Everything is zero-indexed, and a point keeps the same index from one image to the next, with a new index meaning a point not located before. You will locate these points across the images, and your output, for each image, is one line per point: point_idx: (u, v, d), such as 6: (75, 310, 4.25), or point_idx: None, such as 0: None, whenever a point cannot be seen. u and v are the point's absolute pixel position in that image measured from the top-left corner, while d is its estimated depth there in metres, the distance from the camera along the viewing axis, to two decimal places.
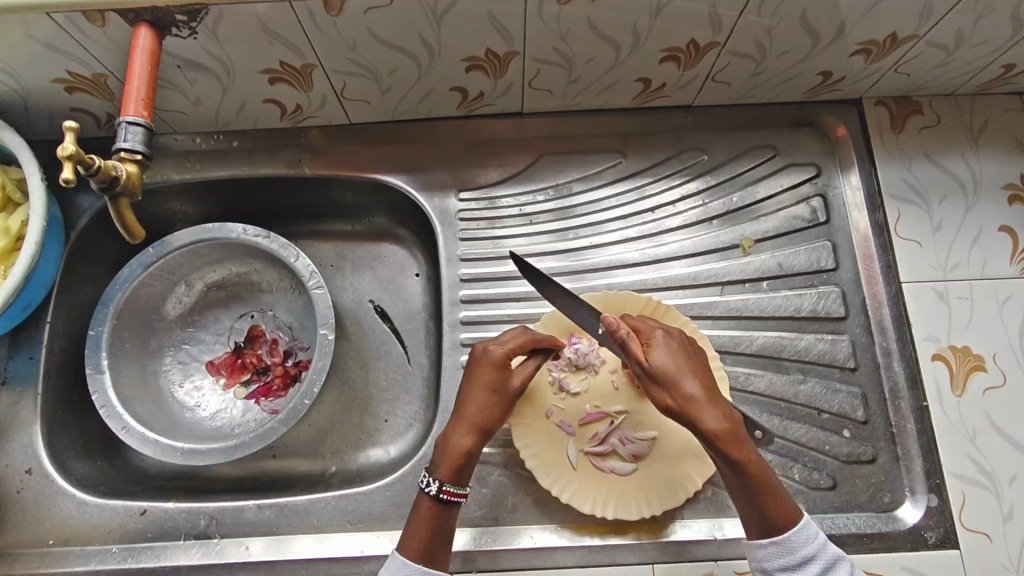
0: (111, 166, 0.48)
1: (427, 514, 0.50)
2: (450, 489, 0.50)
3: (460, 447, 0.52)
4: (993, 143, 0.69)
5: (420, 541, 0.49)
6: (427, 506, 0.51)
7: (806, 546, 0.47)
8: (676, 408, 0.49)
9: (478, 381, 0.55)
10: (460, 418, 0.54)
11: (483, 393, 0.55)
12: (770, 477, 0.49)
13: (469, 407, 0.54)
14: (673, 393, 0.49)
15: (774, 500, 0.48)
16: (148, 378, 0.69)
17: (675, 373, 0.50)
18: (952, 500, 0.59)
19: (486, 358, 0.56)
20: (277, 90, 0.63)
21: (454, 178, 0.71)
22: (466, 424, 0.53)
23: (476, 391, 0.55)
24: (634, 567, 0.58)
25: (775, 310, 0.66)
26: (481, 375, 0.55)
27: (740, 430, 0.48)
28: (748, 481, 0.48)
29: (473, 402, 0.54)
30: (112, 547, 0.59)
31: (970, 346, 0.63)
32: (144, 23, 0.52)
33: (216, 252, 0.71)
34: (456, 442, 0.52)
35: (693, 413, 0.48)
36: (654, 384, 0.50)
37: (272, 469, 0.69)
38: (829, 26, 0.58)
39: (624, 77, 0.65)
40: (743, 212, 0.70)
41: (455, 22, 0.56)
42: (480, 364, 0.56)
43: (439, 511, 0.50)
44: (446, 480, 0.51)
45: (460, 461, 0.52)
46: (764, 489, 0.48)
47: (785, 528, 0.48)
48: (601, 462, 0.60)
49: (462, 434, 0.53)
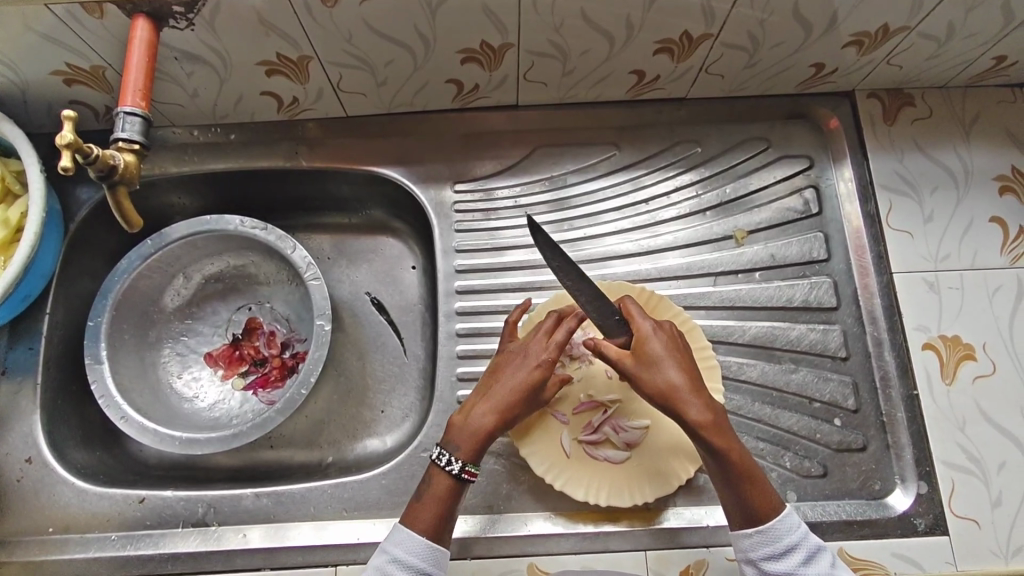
0: (109, 155, 0.49)
1: (443, 491, 0.50)
2: (471, 469, 0.51)
3: (485, 434, 0.51)
4: (984, 136, 0.70)
5: (433, 515, 0.49)
6: (445, 483, 0.50)
7: (791, 533, 0.48)
8: (660, 397, 0.50)
9: (526, 379, 0.53)
10: (494, 406, 0.52)
11: (522, 393, 0.53)
12: (753, 465, 0.50)
13: (506, 400, 0.52)
14: (658, 381, 0.50)
15: (754, 489, 0.49)
16: (146, 369, 0.70)
17: (659, 361, 0.50)
18: (941, 487, 0.60)
19: (534, 362, 0.54)
20: (274, 82, 0.63)
21: (449, 170, 0.72)
22: (496, 415, 0.52)
23: (517, 388, 0.53)
24: (628, 553, 0.58)
25: (768, 300, 0.67)
26: (529, 375, 0.53)
27: (723, 418, 0.49)
28: (730, 469, 0.49)
29: (511, 394, 0.53)
30: (111, 534, 0.60)
31: (960, 336, 0.64)
32: (142, 14, 0.52)
33: (214, 245, 0.72)
34: (483, 428, 0.51)
35: (676, 402, 0.49)
36: (639, 373, 0.51)
37: (270, 459, 0.69)
38: (820, 18, 0.59)
39: (618, 70, 0.66)
40: (736, 203, 0.71)
41: (450, 14, 0.56)
42: (533, 364, 0.54)
43: (455, 489, 0.50)
44: (467, 463, 0.51)
45: (480, 448, 0.51)
46: (746, 478, 0.49)
47: (767, 517, 0.49)
48: (595, 451, 0.61)
49: (492, 422, 0.52)
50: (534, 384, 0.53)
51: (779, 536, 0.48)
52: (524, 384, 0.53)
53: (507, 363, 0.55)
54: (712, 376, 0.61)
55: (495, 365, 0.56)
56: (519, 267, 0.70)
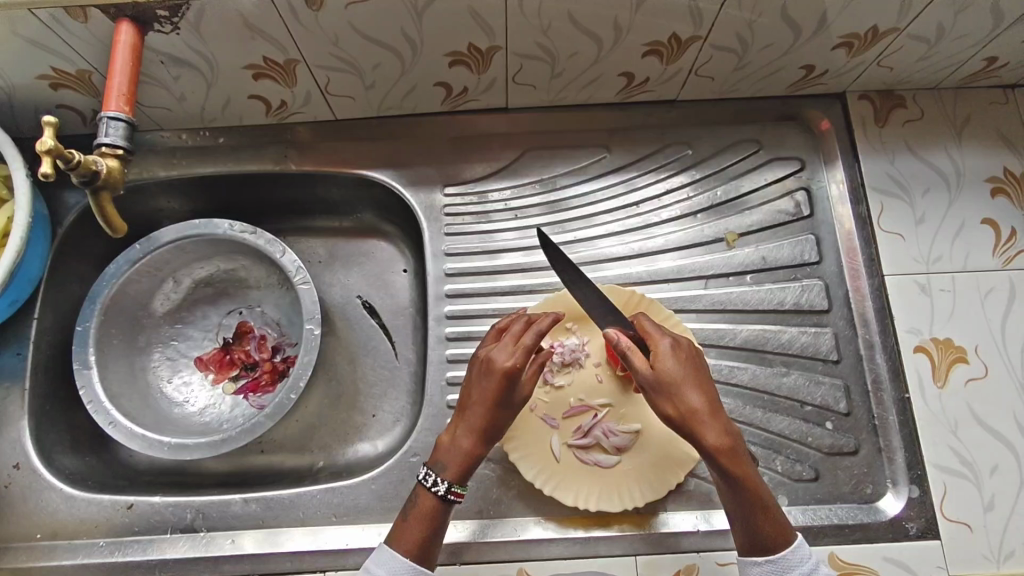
0: (91, 161, 0.49)
1: (428, 511, 0.50)
2: (457, 490, 0.51)
3: (469, 455, 0.51)
4: (975, 137, 0.69)
5: (418, 535, 0.49)
6: (430, 504, 0.50)
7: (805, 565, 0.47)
8: (677, 420, 0.48)
9: (492, 391, 0.51)
10: (470, 426, 0.52)
11: (496, 405, 0.52)
12: (764, 492, 0.49)
13: (483, 417, 0.51)
14: (676, 403, 0.48)
15: (764, 516, 0.48)
16: (136, 374, 0.69)
17: (679, 383, 0.49)
18: (933, 491, 0.59)
19: (494, 368, 0.52)
20: (262, 85, 0.63)
21: (439, 173, 0.72)
22: (475, 433, 0.52)
23: (488, 403, 0.51)
24: (617, 558, 0.58)
25: (759, 303, 0.67)
26: (494, 385, 0.51)
27: (740, 444, 0.48)
28: (743, 496, 0.48)
29: (483, 411, 0.51)
30: (99, 540, 0.60)
31: (952, 338, 0.63)
32: (126, 19, 0.52)
33: (204, 249, 0.72)
34: (466, 449, 0.51)
35: (693, 426, 0.47)
36: (656, 392, 0.49)
37: (260, 464, 0.69)
38: (809, 19, 0.58)
39: (607, 72, 0.66)
40: (728, 205, 0.70)
41: (437, 17, 0.56)
42: (496, 375, 0.51)
43: (440, 510, 0.50)
44: (454, 483, 0.51)
45: (466, 468, 0.52)
46: (756, 505, 0.48)
47: (776, 547, 0.48)
48: (585, 455, 0.60)
49: (473, 443, 0.52)
50: (502, 395, 0.51)
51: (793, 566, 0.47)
52: (493, 395, 0.51)
53: (477, 376, 0.53)
54: None
55: (467, 377, 0.54)
56: (510, 270, 0.69)
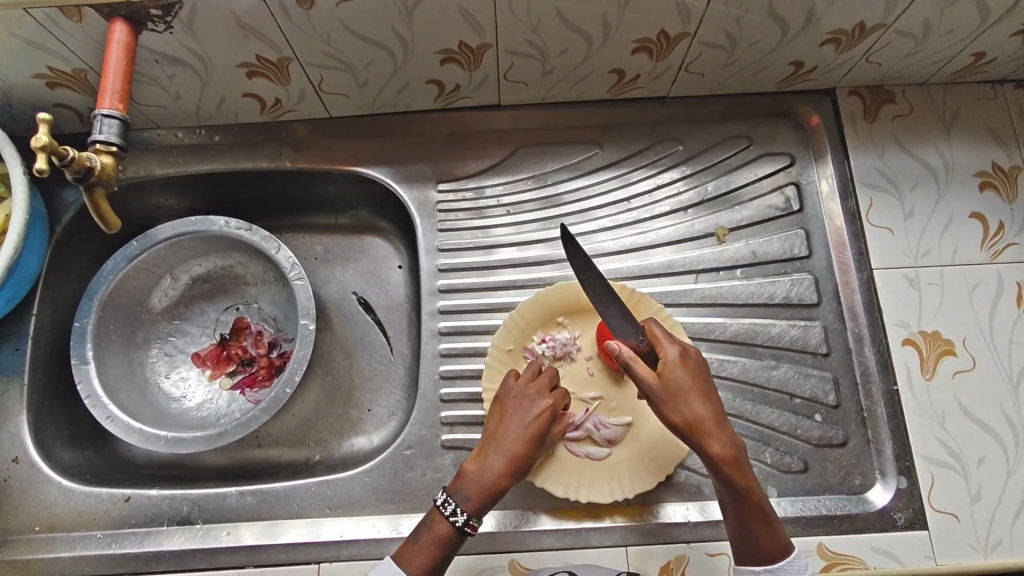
0: (85, 157, 0.50)
1: (441, 537, 0.50)
2: (475, 523, 0.51)
3: (495, 486, 0.52)
4: (964, 132, 0.70)
5: (427, 559, 0.49)
6: (445, 531, 0.50)
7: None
8: (683, 429, 0.50)
9: (531, 429, 0.54)
10: (504, 456, 0.53)
11: (530, 441, 0.54)
12: (763, 501, 0.50)
13: (520, 449, 0.53)
14: (683, 412, 0.50)
15: (761, 526, 0.50)
16: (134, 370, 0.70)
17: (684, 392, 0.50)
18: (921, 482, 0.60)
19: (535, 410, 0.55)
20: (256, 84, 0.64)
21: (433, 170, 0.72)
22: (506, 466, 0.52)
23: (524, 437, 0.54)
24: (609, 549, 0.59)
25: (749, 297, 0.67)
26: (532, 425, 0.54)
27: (744, 455, 0.50)
28: (745, 506, 0.49)
29: (520, 442, 0.53)
30: (96, 533, 0.61)
31: (940, 331, 0.64)
32: (120, 18, 0.53)
33: (201, 246, 0.73)
34: (493, 480, 0.52)
35: (700, 435, 0.49)
36: (662, 400, 0.50)
37: (257, 458, 0.70)
38: (796, 15, 0.59)
39: (597, 69, 0.66)
40: (719, 201, 0.71)
41: (427, 15, 0.57)
42: (536, 411, 0.55)
43: (454, 539, 0.50)
44: (472, 515, 0.51)
45: (489, 500, 0.52)
46: (755, 514, 0.49)
47: (772, 557, 0.49)
48: (577, 447, 0.61)
49: (506, 475, 0.52)
50: (539, 431, 0.54)
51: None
52: (530, 432, 0.54)
53: (510, 408, 0.56)
54: None
55: (496, 411, 0.56)
56: (503, 265, 0.70)
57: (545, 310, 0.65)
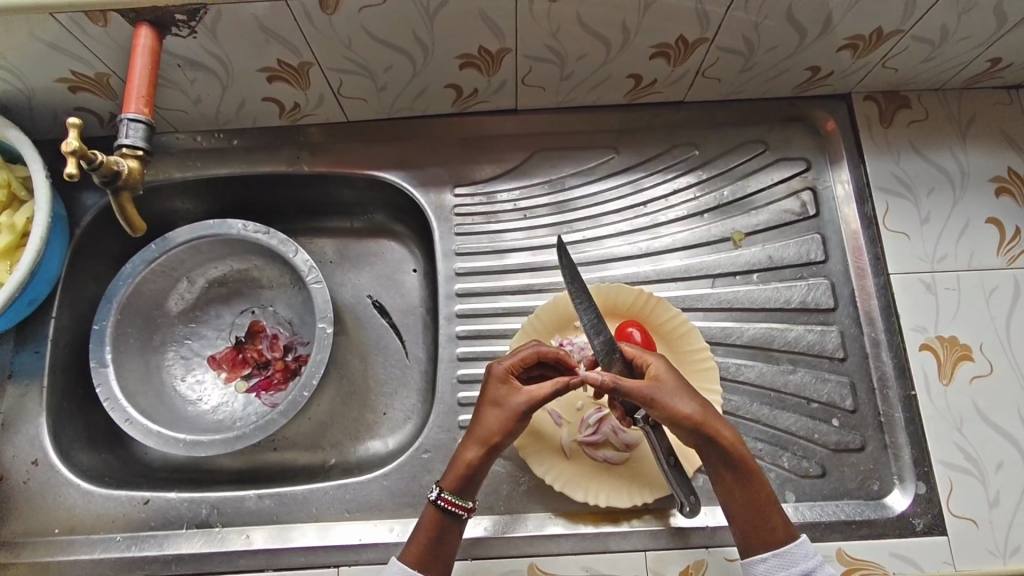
0: (113, 162, 0.50)
1: (429, 520, 0.52)
2: (448, 497, 0.51)
3: (465, 462, 0.52)
4: (979, 138, 0.70)
5: (417, 543, 0.51)
6: (430, 514, 0.52)
7: (805, 561, 0.49)
8: (694, 424, 0.51)
9: (488, 398, 0.54)
10: (470, 433, 0.53)
11: (488, 407, 0.53)
12: (766, 485, 0.52)
13: (481, 424, 0.53)
14: (688, 404, 0.51)
15: (769, 510, 0.51)
16: (151, 372, 0.70)
17: (682, 390, 0.52)
18: (939, 487, 0.60)
19: (488, 376, 0.55)
20: (276, 88, 0.64)
21: (450, 174, 0.73)
22: (471, 439, 0.53)
23: (485, 408, 0.53)
24: (628, 554, 0.59)
25: (766, 301, 0.67)
26: (489, 392, 0.54)
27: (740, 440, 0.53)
28: (751, 490, 0.51)
29: (481, 414, 0.53)
30: (116, 535, 0.61)
31: (957, 336, 0.64)
32: (144, 23, 0.53)
33: (218, 249, 0.73)
34: (461, 456, 0.52)
35: (707, 428, 0.51)
36: (665, 397, 0.51)
37: (273, 461, 0.70)
38: (815, 21, 0.59)
39: (615, 74, 0.66)
40: (734, 205, 0.71)
41: (448, 20, 0.57)
42: (491, 378, 0.55)
43: (442, 522, 0.51)
44: (445, 490, 0.51)
45: (464, 475, 0.51)
46: (763, 498, 0.51)
47: (786, 540, 0.50)
48: (594, 452, 0.62)
49: (470, 449, 0.52)
50: (496, 395, 0.53)
51: (795, 561, 0.49)
52: (487, 399, 0.54)
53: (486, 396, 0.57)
54: (707, 378, 0.63)
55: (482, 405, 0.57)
56: (519, 269, 0.70)
57: (562, 315, 0.65)
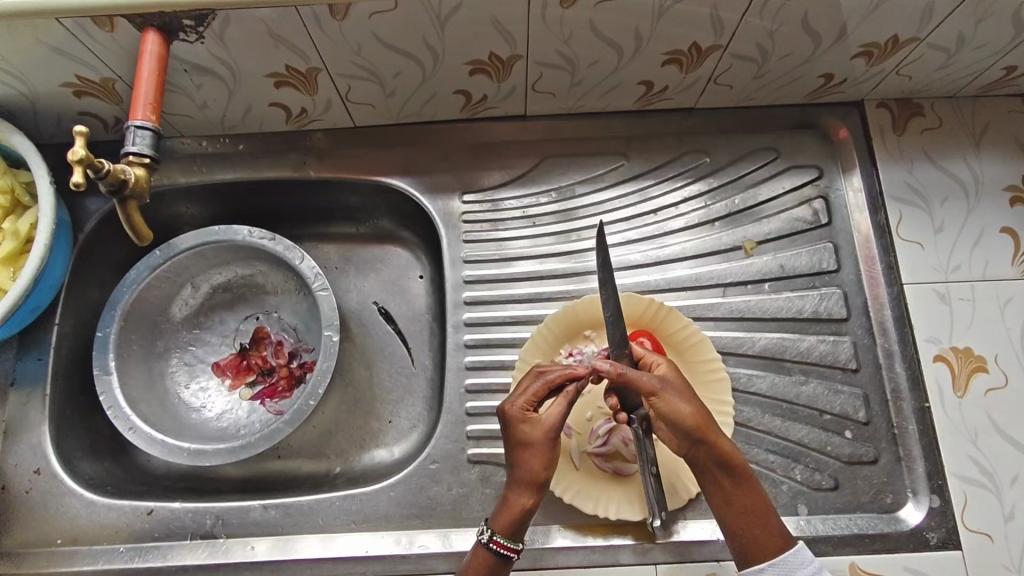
0: (120, 170, 0.49)
1: (480, 562, 0.50)
2: (501, 540, 0.50)
3: (520, 507, 0.50)
4: (994, 146, 0.69)
5: None
6: (483, 557, 0.50)
7: (804, 568, 0.46)
8: (694, 424, 0.48)
9: (514, 438, 0.52)
10: (514, 478, 0.51)
11: (519, 449, 0.51)
12: (761, 492, 0.49)
13: (522, 466, 0.51)
14: (691, 404, 0.50)
15: (765, 516, 0.48)
16: (155, 379, 0.69)
17: (684, 389, 0.51)
18: (954, 501, 0.59)
19: (505, 418, 0.53)
20: (283, 93, 0.63)
21: (457, 180, 0.72)
22: (516, 483, 0.51)
23: (516, 450, 0.51)
24: (637, 567, 0.58)
25: (778, 311, 0.67)
26: (511, 433, 0.52)
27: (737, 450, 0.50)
28: (747, 497, 0.48)
29: (514, 455, 0.52)
30: (119, 546, 0.60)
31: (971, 347, 0.63)
32: (152, 28, 0.52)
33: (223, 255, 0.72)
34: (513, 501, 0.51)
35: (707, 431, 0.49)
36: (667, 393, 0.50)
37: (277, 469, 0.69)
38: (830, 28, 0.59)
39: (626, 80, 0.66)
40: (746, 213, 0.70)
41: (458, 27, 0.56)
42: (508, 418, 0.52)
43: (495, 563, 0.50)
44: (499, 533, 0.50)
45: (518, 521, 0.50)
46: (759, 504, 0.48)
47: (784, 548, 0.47)
48: (604, 462, 0.61)
49: (521, 494, 0.50)
50: (521, 436, 0.51)
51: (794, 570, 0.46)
52: (515, 441, 0.52)
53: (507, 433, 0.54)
54: (721, 388, 0.62)
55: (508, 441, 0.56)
56: (527, 277, 0.69)
57: (572, 324, 0.64)
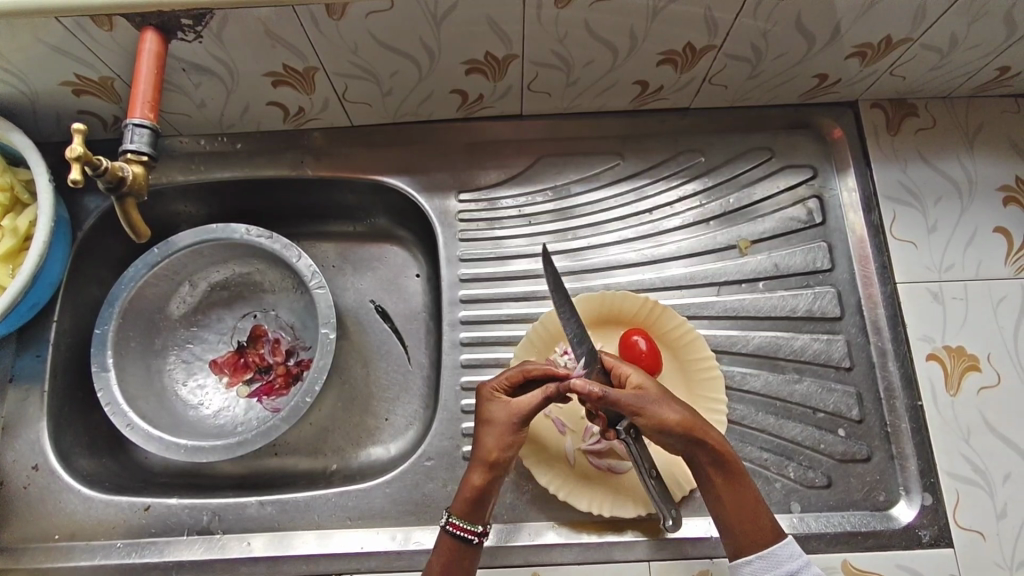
0: (118, 167, 0.49)
1: (444, 544, 0.51)
2: (456, 521, 0.50)
3: (473, 487, 0.51)
4: (986, 146, 0.70)
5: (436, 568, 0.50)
6: (446, 540, 0.51)
7: (791, 562, 0.47)
8: (680, 429, 0.49)
9: (483, 417, 0.53)
10: (474, 459, 0.52)
11: (484, 426, 0.53)
12: (752, 487, 0.50)
13: (480, 443, 0.52)
14: (675, 412, 0.50)
15: (756, 508, 0.49)
16: (153, 376, 0.70)
17: (666, 397, 0.51)
18: (946, 499, 0.60)
19: (479, 398, 0.55)
20: (281, 92, 0.64)
21: (454, 179, 0.72)
22: (475, 462, 0.52)
23: (483, 428, 0.53)
24: (631, 563, 0.58)
25: (772, 310, 0.67)
26: (483, 413, 0.53)
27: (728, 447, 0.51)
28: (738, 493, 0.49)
29: (479, 434, 0.53)
30: (117, 542, 0.60)
31: (964, 346, 0.64)
32: (150, 27, 0.53)
33: (221, 253, 0.73)
34: (468, 481, 0.51)
35: (696, 431, 0.49)
36: (650, 409, 0.50)
37: (274, 467, 0.69)
38: (823, 29, 0.59)
39: (621, 80, 0.66)
40: (741, 212, 0.71)
41: (455, 27, 0.57)
42: (483, 398, 0.54)
43: (456, 548, 0.50)
44: (455, 513, 0.51)
45: (474, 501, 0.50)
46: (749, 497, 0.49)
47: (775, 540, 0.48)
48: (600, 461, 0.62)
49: (474, 471, 0.51)
50: (490, 416, 0.53)
51: (780, 562, 0.47)
52: (483, 418, 0.53)
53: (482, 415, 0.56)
54: (715, 387, 0.62)
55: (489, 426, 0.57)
56: (523, 275, 0.70)
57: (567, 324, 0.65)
